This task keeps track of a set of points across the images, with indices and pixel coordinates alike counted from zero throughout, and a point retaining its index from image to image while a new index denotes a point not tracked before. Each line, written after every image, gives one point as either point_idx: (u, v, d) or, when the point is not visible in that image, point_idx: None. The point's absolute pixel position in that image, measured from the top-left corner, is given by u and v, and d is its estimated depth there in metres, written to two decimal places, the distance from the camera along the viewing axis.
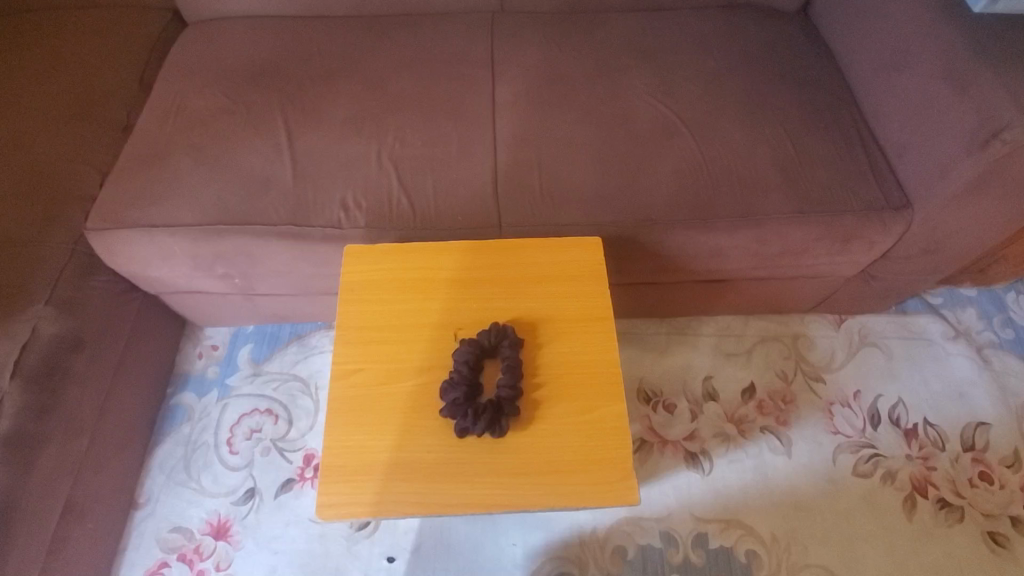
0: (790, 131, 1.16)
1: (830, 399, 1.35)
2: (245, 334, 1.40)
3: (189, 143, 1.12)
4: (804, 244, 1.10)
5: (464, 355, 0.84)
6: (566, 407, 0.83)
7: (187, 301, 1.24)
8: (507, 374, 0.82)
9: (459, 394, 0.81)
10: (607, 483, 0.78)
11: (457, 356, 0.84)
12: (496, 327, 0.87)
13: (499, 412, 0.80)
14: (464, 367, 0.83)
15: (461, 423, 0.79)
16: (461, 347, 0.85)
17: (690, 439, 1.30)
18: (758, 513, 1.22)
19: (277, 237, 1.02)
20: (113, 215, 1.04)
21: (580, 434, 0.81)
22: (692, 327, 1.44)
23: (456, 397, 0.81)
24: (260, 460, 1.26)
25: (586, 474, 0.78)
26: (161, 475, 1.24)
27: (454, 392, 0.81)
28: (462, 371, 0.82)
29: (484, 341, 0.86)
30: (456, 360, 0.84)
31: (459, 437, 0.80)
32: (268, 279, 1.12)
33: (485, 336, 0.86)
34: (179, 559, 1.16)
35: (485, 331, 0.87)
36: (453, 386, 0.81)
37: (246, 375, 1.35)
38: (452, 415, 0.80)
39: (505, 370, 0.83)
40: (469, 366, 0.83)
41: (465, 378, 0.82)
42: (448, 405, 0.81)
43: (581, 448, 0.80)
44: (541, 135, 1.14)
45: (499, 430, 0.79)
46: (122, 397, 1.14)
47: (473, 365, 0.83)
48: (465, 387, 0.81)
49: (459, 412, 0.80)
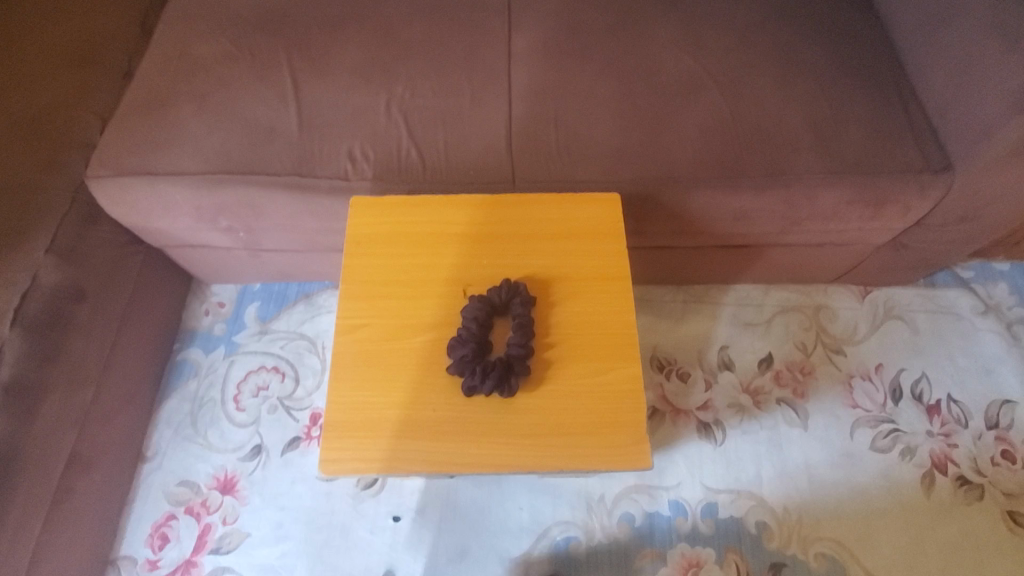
0: (825, 87, 1.08)
1: (850, 372, 1.31)
2: (251, 291, 1.38)
3: (192, 90, 1.07)
4: (834, 209, 1.04)
5: (473, 310, 0.80)
6: (582, 370, 0.80)
7: (192, 255, 1.21)
8: (521, 330, 0.79)
9: (469, 350, 0.78)
10: (618, 446, 0.75)
11: (465, 312, 0.81)
12: (509, 283, 0.83)
13: (510, 369, 0.77)
14: (473, 324, 0.79)
15: (468, 381, 0.76)
16: (469, 304, 0.82)
17: (704, 408, 1.26)
18: (772, 485, 1.19)
19: (281, 188, 0.98)
20: (114, 162, 1.01)
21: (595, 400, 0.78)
22: (710, 294, 1.37)
23: (465, 351, 0.78)
24: (266, 418, 1.25)
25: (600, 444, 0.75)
26: (168, 430, 1.24)
27: (462, 348, 0.78)
28: (472, 328, 0.79)
29: (498, 298, 0.82)
30: (465, 316, 0.81)
31: (467, 396, 0.77)
32: (273, 234, 1.09)
33: (498, 293, 0.82)
34: (186, 512, 1.17)
35: (497, 288, 0.83)
36: (460, 344, 0.78)
37: (252, 333, 1.33)
38: (459, 371, 0.77)
39: (518, 327, 0.80)
40: (478, 322, 0.80)
41: (474, 334, 0.79)
42: (456, 362, 0.77)
43: (592, 410, 0.77)
44: (559, 87, 1.07)
45: (509, 390, 0.76)
46: (126, 351, 1.13)
47: (484, 321, 0.80)
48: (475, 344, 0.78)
49: (467, 369, 0.77)
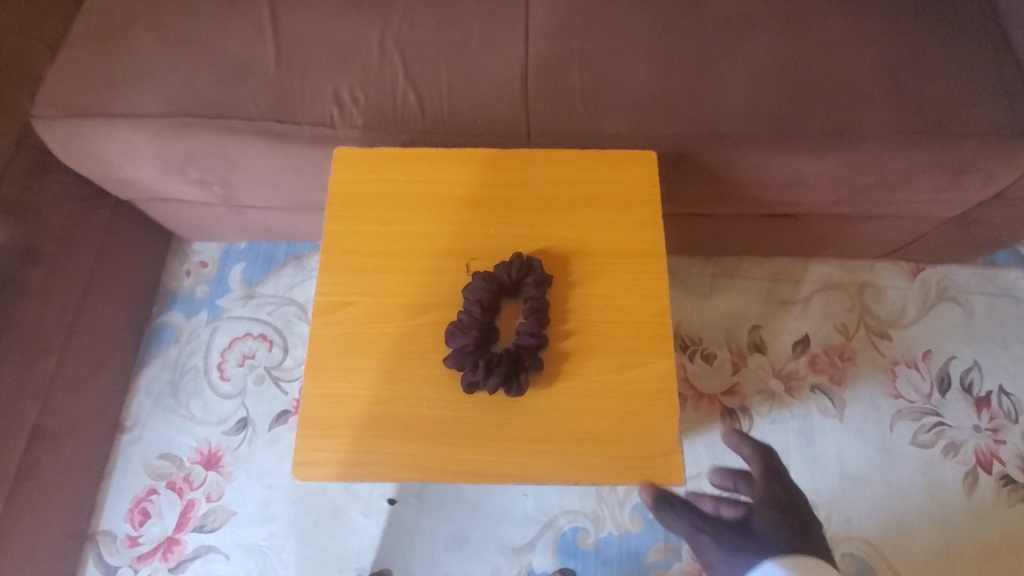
0: (905, 27, 0.90)
1: (894, 358, 1.18)
2: (237, 251, 1.25)
3: (153, 15, 0.91)
4: (903, 176, 0.88)
5: (476, 291, 0.68)
6: (602, 363, 0.68)
7: (166, 210, 1.08)
8: (533, 318, 0.67)
9: (470, 339, 0.66)
10: (646, 458, 0.64)
11: (467, 294, 0.68)
12: (520, 258, 0.70)
13: (518, 364, 0.65)
14: (477, 308, 0.67)
15: (469, 376, 0.65)
16: (473, 282, 0.69)
17: (731, 393, 1.15)
18: (801, 480, 1.09)
19: (256, 135, 0.84)
20: (63, 100, 0.87)
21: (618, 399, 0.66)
22: (743, 267, 1.23)
23: (466, 341, 0.66)
24: (253, 389, 1.15)
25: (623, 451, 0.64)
26: (148, 399, 1.15)
27: (462, 338, 0.66)
28: (474, 313, 0.67)
29: (506, 277, 0.69)
30: (467, 298, 0.68)
31: (467, 392, 0.66)
32: (252, 189, 0.95)
33: (506, 271, 0.69)
34: (168, 487, 1.09)
35: (505, 264, 0.70)
36: (460, 332, 0.67)
37: (238, 297, 1.22)
38: (457, 364, 0.65)
39: (530, 314, 0.67)
40: (483, 306, 0.68)
41: (476, 321, 0.67)
42: (455, 353, 0.66)
43: (617, 413, 0.65)
44: (586, 20, 0.90)
45: (516, 389, 0.65)
46: (94, 315, 1.03)
47: (489, 305, 0.68)
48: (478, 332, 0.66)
49: (467, 362, 0.65)
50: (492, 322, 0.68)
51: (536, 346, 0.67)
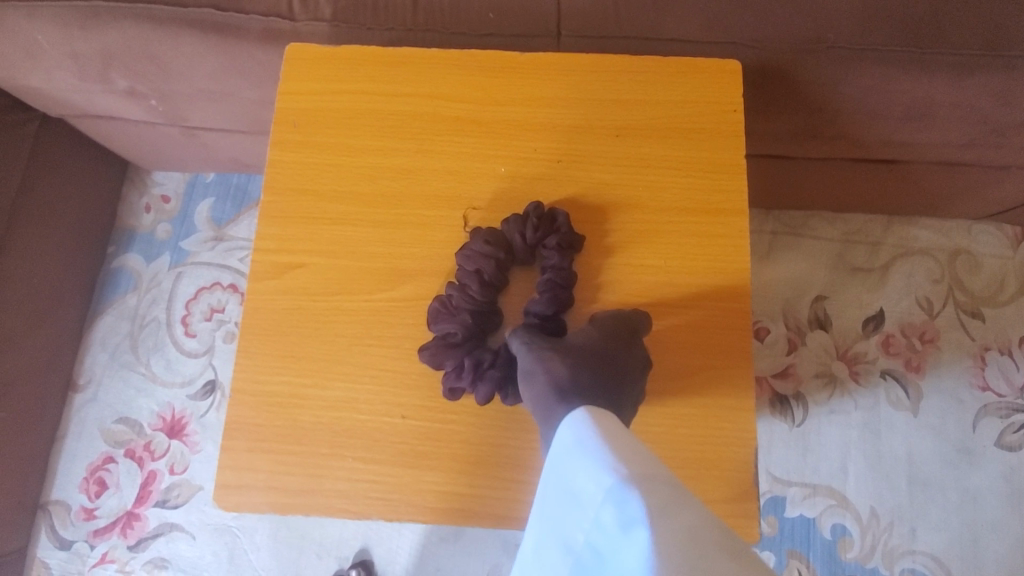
0: None
1: (985, 342, 0.98)
2: (203, 183, 1.05)
3: None
4: None
5: (475, 258, 0.53)
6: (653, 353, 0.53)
7: (106, 131, 0.88)
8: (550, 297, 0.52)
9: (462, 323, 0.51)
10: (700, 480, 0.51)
11: (463, 259, 0.53)
12: (537, 213, 0.54)
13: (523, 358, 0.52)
14: (472, 284, 0.52)
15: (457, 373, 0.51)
16: (471, 247, 0.53)
17: (783, 377, 0.96)
18: (859, 481, 0.92)
19: (190, 29, 0.62)
20: None
21: (673, 402, 0.53)
22: (811, 224, 1.00)
23: (456, 324, 0.51)
24: (222, 348, 0.99)
25: (686, 469, 0.51)
26: (103, 354, 1.00)
27: (453, 321, 0.51)
28: (471, 288, 0.52)
29: (517, 239, 0.53)
30: (463, 266, 0.53)
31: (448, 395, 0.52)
32: (201, 105, 0.75)
33: (518, 229, 0.53)
34: (127, 455, 0.96)
35: (516, 219, 0.54)
36: (447, 312, 0.52)
37: (205, 240, 1.03)
38: (441, 356, 0.51)
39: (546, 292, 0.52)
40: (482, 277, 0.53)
41: (471, 298, 0.52)
42: (436, 342, 0.52)
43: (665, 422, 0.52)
44: None
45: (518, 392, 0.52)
46: (22, 257, 0.85)
47: (490, 277, 0.53)
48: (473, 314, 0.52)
49: (457, 355, 0.51)
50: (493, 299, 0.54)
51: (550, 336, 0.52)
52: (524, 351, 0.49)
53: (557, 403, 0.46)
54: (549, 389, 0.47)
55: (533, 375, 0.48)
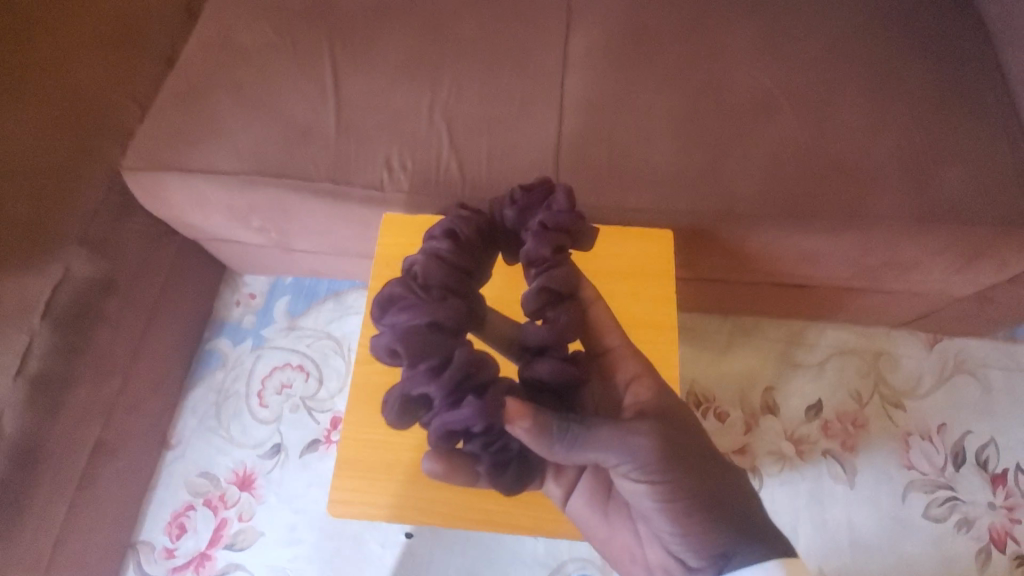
0: (921, 115, 0.94)
1: (908, 429, 1.20)
2: (282, 285, 1.35)
3: (232, 81, 1.03)
4: (916, 257, 0.92)
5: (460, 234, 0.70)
6: None
7: (226, 249, 1.19)
8: (549, 314, 0.67)
9: (441, 384, 0.59)
10: None
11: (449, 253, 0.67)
12: (560, 200, 0.73)
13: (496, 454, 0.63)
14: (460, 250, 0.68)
15: (416, 406, 0.61)
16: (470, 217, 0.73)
17: (741, 453, 1.18)
18: (808, 544, 1.11)
19: (316, 194, 0.94)
20: (151, 154, 0.98)
21: None
22: (760, 328, 1.27)
23: (425, 339, 0.59)
24: (288, 417, 1.23)
25: None
26: (193, 419, 1.24)
27: (430, 365, 0.59)
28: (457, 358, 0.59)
29: (535, 225, 0.72)
30: (463, 308, 0.62)
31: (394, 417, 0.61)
32: (307, 237, 1.06)
33: (538, 212, 0.74)
34: (204, 504, 1.17)
35: (546, 203, 0.75)
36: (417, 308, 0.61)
37: (281, 329, 1.31)
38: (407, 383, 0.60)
39: (546, 294, 0.67)
40: (491, 227, 0.75)
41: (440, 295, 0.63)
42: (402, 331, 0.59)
43: None
44: (615, 100, 0.98)
45: (477, 469, 0.63)
46: (156, 340, 1.12)
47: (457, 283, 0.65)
48: (452, 380, 0.59)
49: (431, 398, 0.61)
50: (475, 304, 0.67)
51: (534, 384, 0.65)
52: (638, 466, 0.60)
53: (693, 534, 0.62)
54: (684, 522, 0.62)
55: (683, 525, 0.62)
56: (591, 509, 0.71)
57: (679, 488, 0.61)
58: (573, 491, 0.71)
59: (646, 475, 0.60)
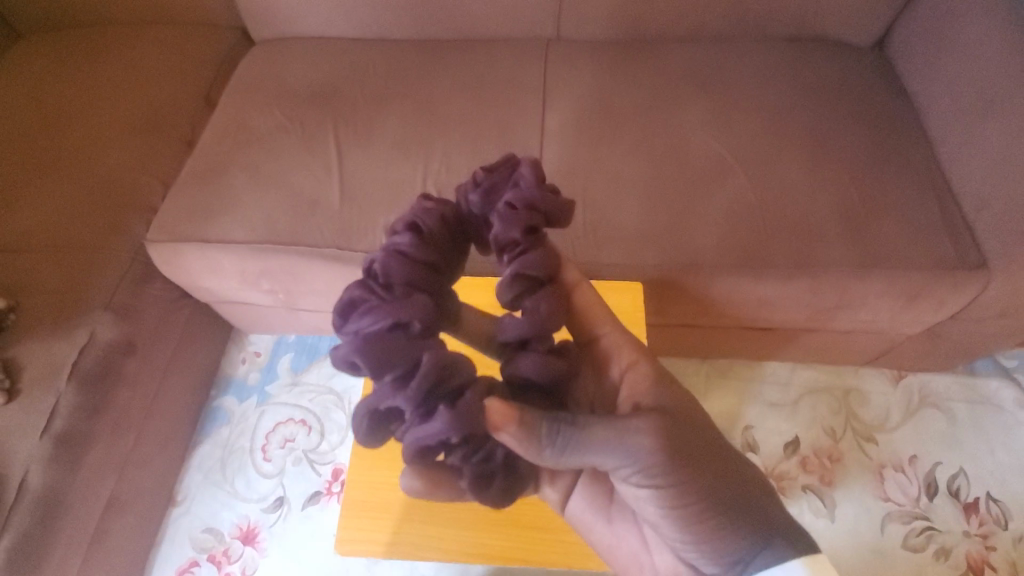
0: (855, 176, 1.07)
1: (882, 462, 1.26)
2: (286, 342, 1.43)
3: (247, 161, 1.15)
4: (864, 300, 1.02)
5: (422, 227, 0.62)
6: None
7: (235, 310, 1.28)
8: (528, 302, 0.62)
9: (410, 395, 0.53)
10: None
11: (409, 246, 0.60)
12: (527, 177, 0.65)
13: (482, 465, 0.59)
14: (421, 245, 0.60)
15: (386, 416, 0.57)
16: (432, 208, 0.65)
17: None
18: None
19: (322, 259, 1.05)
20: (173, 228, 1.09)
21: None
22: (736, 369, 1.36)
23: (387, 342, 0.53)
24: (291, 470, 1.28)
25: None
26: (198, 475, 1.29)
27: (395, 374, 0.54)
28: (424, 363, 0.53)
29: (501, 205, 0.64)
30: (429, 305, 0.56)
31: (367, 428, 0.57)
32: (312, 297, 1.15)
33: (505, 190, 0.66)
34: (208, 560, 1.20)
35: (511, 179, 0.67)
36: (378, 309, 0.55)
37: (284, 384, 1.38)
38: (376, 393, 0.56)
39: (522, 282, 0.62)
40: (460, 219, 0.67)
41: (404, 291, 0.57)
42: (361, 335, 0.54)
43: None
44: (588, 169, 1.10)
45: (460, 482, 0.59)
46: (167, 398, 1.19)
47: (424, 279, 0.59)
48: (421, 389, 0.53)
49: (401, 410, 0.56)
50: (445, 302, 0.60)
51: (518, 382, 0.61)
52: (634, 463, 0.59)
53: (699, 536, 0.62)
54: (689, 525, 0.62)
55: (688, 529, 0.62)
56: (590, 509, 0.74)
57: (680, 490, 0.61)
58: (570, 494, 0.74)
59: (648, 474, 0.60)
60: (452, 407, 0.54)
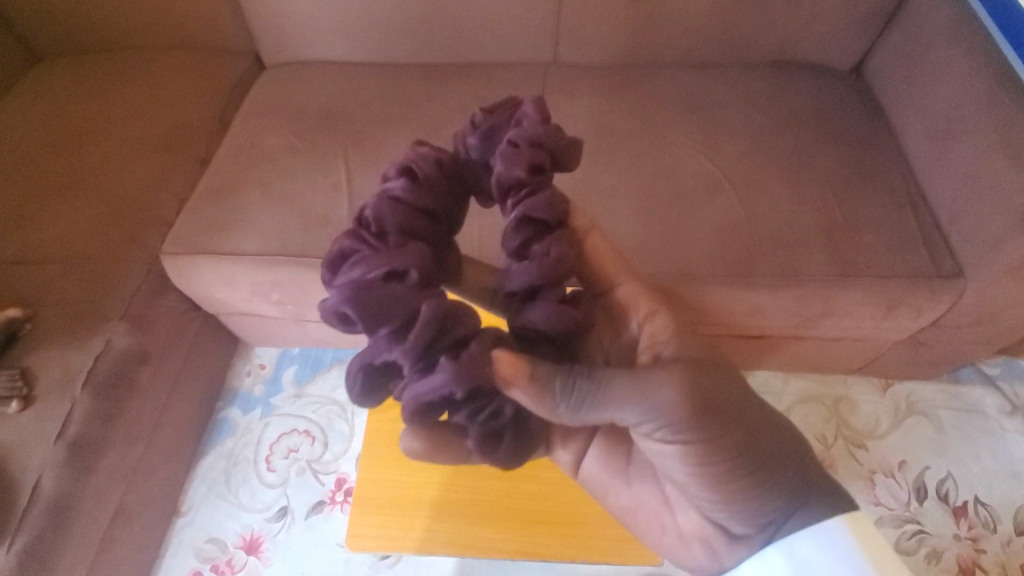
0: (836, 192, 1.14)
1: (872, 467, 1.30)
2: (290, 355, 1.46)
3: (259, 178, 1.20)
4: (849, 308, 1.07)
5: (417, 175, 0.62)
6: None
7: (243, 322, 1.31)
8: (538, 247, 0.61)
9: (408, 348, 0.55)
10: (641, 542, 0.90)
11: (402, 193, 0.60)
12: (528, 115, 0.65)
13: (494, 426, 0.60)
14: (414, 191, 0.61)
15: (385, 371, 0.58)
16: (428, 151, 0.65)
17: None
18: None
19: None
20: (187, 241, 1.13)
21: None
22: None
23: (381, 295, 0.54)
24: (295, 480, 1.30)
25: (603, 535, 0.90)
26: (203, 486, 1.30)
27: (391, 328, 0.55)
28: (421, 315, 0.54)
29: (503, 144, 0.63)
30: (424, 255, 0.57)
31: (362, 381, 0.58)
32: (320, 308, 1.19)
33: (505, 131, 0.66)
34: (212, 570, 1.21)
35: (511, 119, 0.67)
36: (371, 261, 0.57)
37: (289, 396, 1.41)
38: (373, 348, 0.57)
39: (531, 225, 0.62)
40: (458, 165, 0.67)
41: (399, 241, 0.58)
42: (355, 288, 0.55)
43: None
44: (586, 185, 1.16)
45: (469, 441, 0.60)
46: (175, 408, 1.21)
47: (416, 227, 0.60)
48: (420, 341, 0.54)
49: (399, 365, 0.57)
50: (441, 253, 0.63)
51: (529, 335, 0.61)
52: (659, 422, 0.61)
53: (724, 494, 0.65)
54: (716, 484, 0.65)
55: (712, 487, 0.65)
56: (605, 472, 0.78)
57: (704, 450, 0.63)
58: (583, 456, 0.78)
59: (672, 432, 0.62)
60: (452, 361, 0.55)
